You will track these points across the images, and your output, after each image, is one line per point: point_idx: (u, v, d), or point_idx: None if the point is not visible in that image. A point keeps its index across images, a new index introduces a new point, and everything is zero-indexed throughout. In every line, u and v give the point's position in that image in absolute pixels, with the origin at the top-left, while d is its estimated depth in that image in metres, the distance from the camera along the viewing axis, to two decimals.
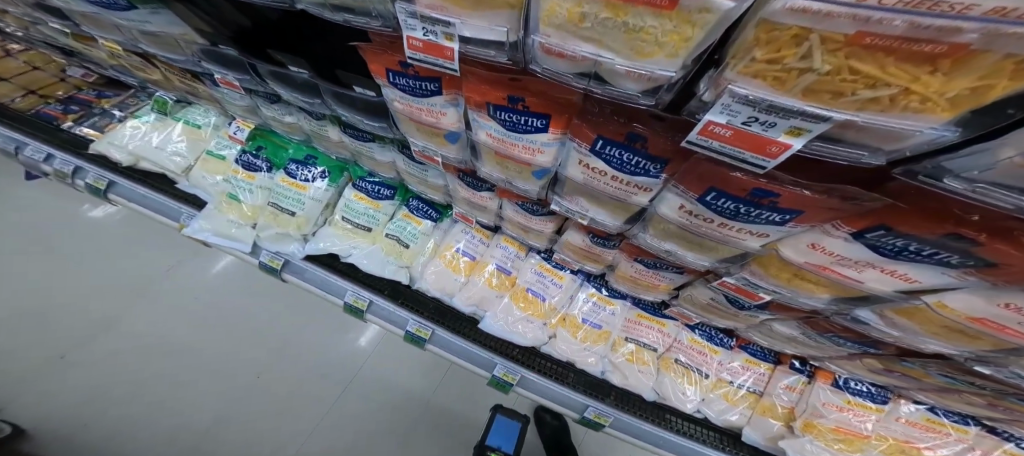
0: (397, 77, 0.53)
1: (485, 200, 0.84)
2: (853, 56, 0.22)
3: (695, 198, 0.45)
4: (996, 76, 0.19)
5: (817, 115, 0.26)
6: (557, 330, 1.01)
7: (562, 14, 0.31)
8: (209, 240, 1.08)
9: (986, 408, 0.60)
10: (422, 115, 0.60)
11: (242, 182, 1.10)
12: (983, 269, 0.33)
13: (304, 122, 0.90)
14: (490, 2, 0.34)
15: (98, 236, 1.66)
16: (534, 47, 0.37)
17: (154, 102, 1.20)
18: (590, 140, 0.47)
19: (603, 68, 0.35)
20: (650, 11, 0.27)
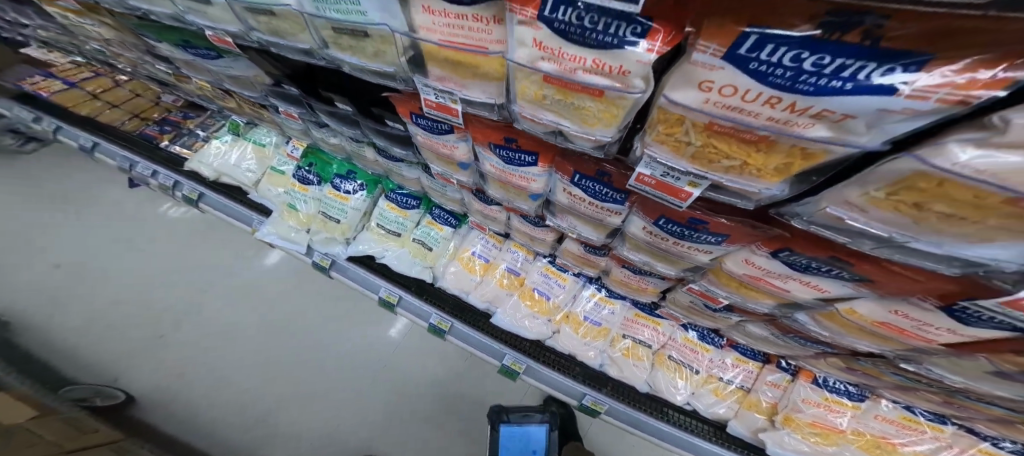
0: (419, 119, 0.68)
1: (495, 212, 0.97)
2: (711, 137, 0.33)
3: (651, 222, 0.56)
4: (792, 157, 0.30)
5: (701, 174, 0.37)
6: (561, 325, 1.13)
7: (530, 92, 0.43)
8: (274, 242, 1.31)
9: (945, 406, 0.66)
10: (439, 148, 0.74)
11: (298, 193, 1.30)
12: (866, 283, 0.42)
13: (346, 143, 1.08)
14: (483, 76, 0.48)
15: (178, 237, 1.97)
16: (514, 111, 0.49)
17: (229, 125, 1.43)
18: (570, 174, 0.59)
19: (563, 132, 0.47)
20: (588, 96, 0.39)
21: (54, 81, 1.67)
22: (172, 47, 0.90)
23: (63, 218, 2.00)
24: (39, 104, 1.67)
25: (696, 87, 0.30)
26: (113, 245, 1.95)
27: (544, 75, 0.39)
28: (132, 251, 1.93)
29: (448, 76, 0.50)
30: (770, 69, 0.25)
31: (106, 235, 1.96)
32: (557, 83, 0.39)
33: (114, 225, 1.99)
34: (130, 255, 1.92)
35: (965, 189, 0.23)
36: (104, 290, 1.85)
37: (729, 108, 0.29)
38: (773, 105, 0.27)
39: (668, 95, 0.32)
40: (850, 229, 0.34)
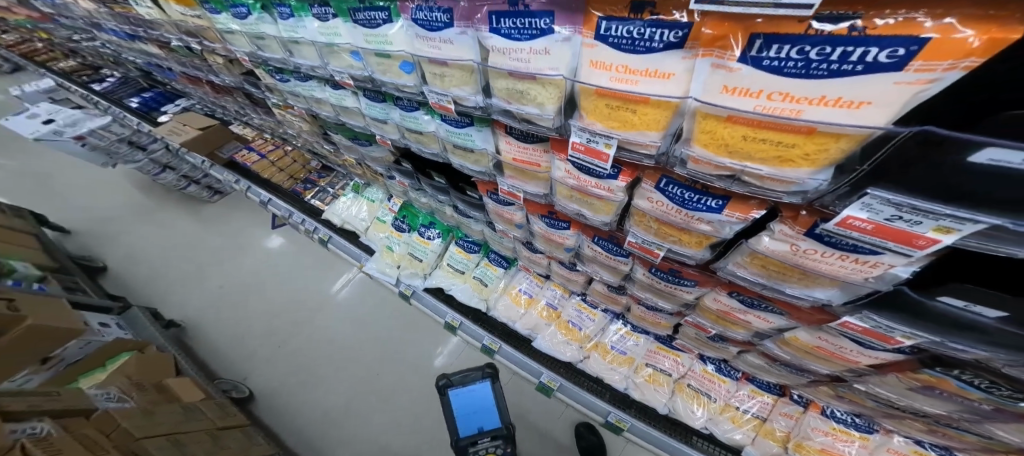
0: (493, 194, 0.99)
1: (538, 259, 1.21)
2: (661, 225, 0.62)
3: (646, 269, 0.81)
4: (703, 238, 0.58)
5: (661, 244, 0.65)
6: (591, 352, 1.35)
7: (564, 192, 0.73)
8: (374, 274, 1.74)
9: (937, 437, 0.77)
10: (501, 213, 1.01)
11: (395, 239, 1.75)
12: (788, 314, 0.67)
13: (434, 202, 1.44)
14: (538, 178, 0.78)
15: (298, 266, 2.60)
16: (554, 199, 0.78)
17: (353, 187, 1.99)
18: (592, 236, 0.85)
19: (582, 214, 0.74)
20: (594, 198, 0.67)
21: (252, 153, 2.42)
22: (346, 138, 1.41)
23: (225, 252, 2.76)
24: (237, 168, 2.44)
25: (647, 201, 0.59)
26: (256, 271, 2.62)
27: (570, 185, 0.68)
28: (266, 275, 2.59)
29: (515, 176, 0.82)
30: (675, 197, 0.54)
31: (252, 264, 2.66)
32: (577, 190, 0.68)
33: (258, 256, 2.70)
34: (264, 279, 2.56)
35: (779, 262, 0.53)
36: (247, 305, 2.48)
37: (663, 213, 0.58)
38: (682, 215, 0.56)
39: (635, 204, 0.62)
40: (749, 279, 0.60)
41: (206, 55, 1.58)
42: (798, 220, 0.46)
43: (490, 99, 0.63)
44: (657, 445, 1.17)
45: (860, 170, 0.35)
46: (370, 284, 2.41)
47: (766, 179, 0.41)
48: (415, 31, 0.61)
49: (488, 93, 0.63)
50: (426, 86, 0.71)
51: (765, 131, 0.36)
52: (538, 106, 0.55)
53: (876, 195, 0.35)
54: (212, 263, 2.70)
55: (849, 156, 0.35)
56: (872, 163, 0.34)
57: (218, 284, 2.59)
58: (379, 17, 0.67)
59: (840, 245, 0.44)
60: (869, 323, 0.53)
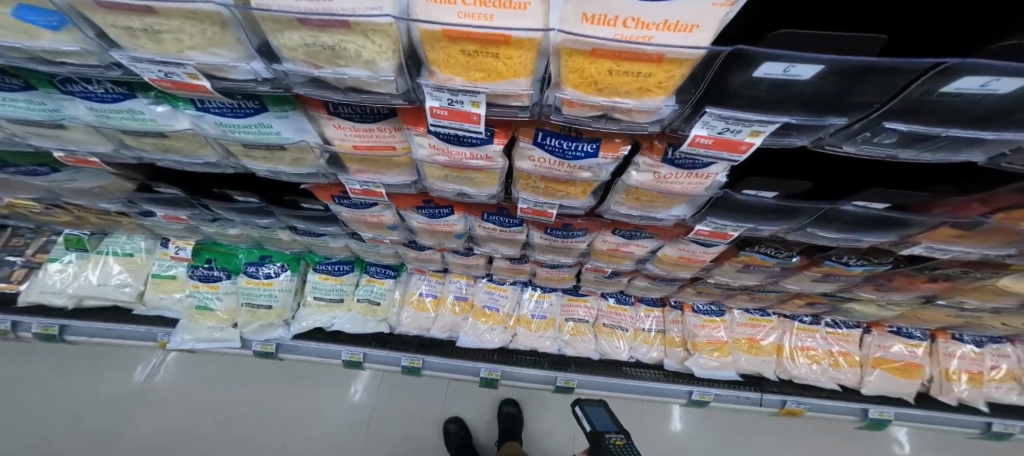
0: (344, 200, 0.70)
1: (430, 254, 1.06)
2: (545, 182, 0.59)
3: (541, 232, 0.81)
4: (585, 185, 0.59)
5: (550, 202, 0.63)
6: (516, 328, 1.34)
7: (434, 173, 0.59)
8: (196, 348, 1.06)
9: (756, 298, 1.10)
10: (367, 219, 0.77)
11: (205, 293, 1.11)
12: (659, 235, 0.78)
13: (251, 231, 0.89)
14: (396, 164, 0.59)
15: (30, 386, 1.53)
16: (425, 184, 0.63)
17: (64, 242, 1.06)
18: (481, 214, 0.77)
19: (463, 192, 0.64)
20: (472, 172, 0.58)
21: None
22: None
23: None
24: None
25: (528, 159, 0.54)
26: None
27: (439, 164, 0.57)
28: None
29: (365, 169, 0.60)
30: (555, 150, 0.51)
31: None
32: (449, 167, 0.57)
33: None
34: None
35: (646, 190, 0.58)
36: None
37: (544, 169, 0.56)
38: (561, 165, 0.54)
39: (516, 166, 0.57)
40: (626, 212, 0.65)
41: None
42: (654, 149, 0.50)
43: (281, 64, 0.38)
44: (602, 387, 1.29)
45: (694, 94, 0.38)
46: (197, 356, 1.66)
47: (632, 112, 0.41)
48: None
49: (271, 57, 0.37)
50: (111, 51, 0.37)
51: (626, 63, 0.34)
52: (367, 64, 0.37)
53: (713, 112, 0.38)
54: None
55: (686, 83, 0.37)
56: (703, 87, 0.36)
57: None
58: None
59: (685, 164, 0.50)
60: (713, 226, 0.65)
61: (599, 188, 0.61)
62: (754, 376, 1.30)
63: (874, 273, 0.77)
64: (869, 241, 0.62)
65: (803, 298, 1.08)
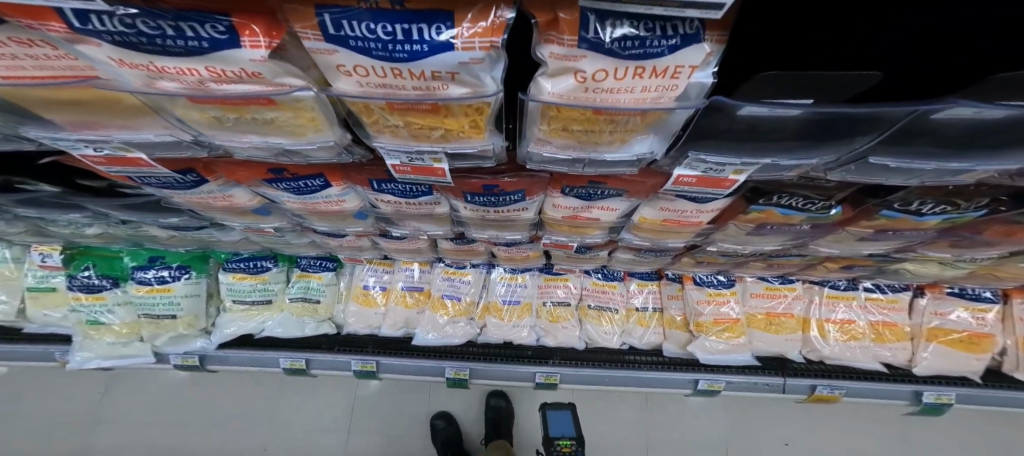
0: (142, 179, 0.45)
1: (355, 242, 0.84)
2: (402, 115, 0.34)
3: (462, 200, 0.58)
4: (471, 114, 0.34)
5: (430, 150, 0.39)
6: (485, 319, 1.19)
7: (199, 118, 0.31)
8: (104, 366, 0.92)
9: (770, 267, 0.87)
10: (212, 203, 0.53)
11: (91, 306, 0.89)
12: (626, 193, 0.54)
13: (111, 229, 0.69)
14: (132, 110, 0.30)
15: (17, 405, 1.55)
16: (217, 142, 0.34)
17: None
18: (368, 183, 0.53)
19: (289, 148, 0.37)
20: (260, 108, 0.30)
21: None
22: None
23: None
24: None
25: (338, 72, 0.28)
26: None
27: (186, 99, 0.28)
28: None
29: (77, 122, 0.31)
30: (371, 45, 0.25)
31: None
32: (211, 103, 0.28)
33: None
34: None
35: (574, 110, 0.33)
36: None
37: (383, 89, 0.30)
38: (401, 76, 0.29)
39: (329, 93, 0.30)
40: (561, 155, 0.41)
41: None
42: (561, 25, 0.25)
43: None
44: (592, 382, 1.13)
45: None
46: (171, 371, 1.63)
47: None
48: None
49: None
50: None
51: None
52: None
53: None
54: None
55: None
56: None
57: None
58: None
59: (625, 52, 0.27)
60: (699, 169, 0.41)
61: (503, 118, 0.37)
62: (775, 359, 1.07)
63: (958, 224, 0.51)
64: (973, 173, 0.36)
65: (838, 261, 0.82)
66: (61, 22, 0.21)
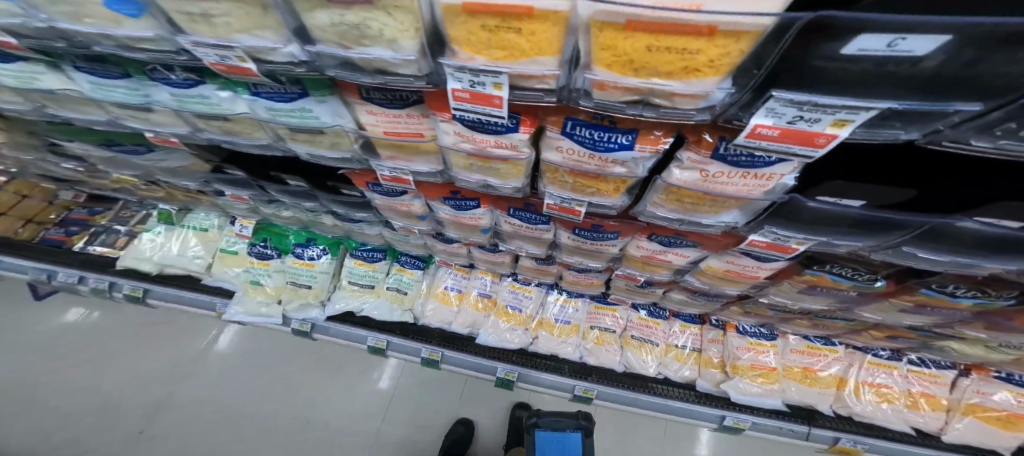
0: (377, 187, 0.76)
1: (458, 249, 1.07)
2: (577, 177, 0.55)
3: (569, 231, 0.77)
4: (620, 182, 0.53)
5: (581, 200, 0.59)
6: (538, 331, 1.34)
7: (461, 162, 0.59)
8: (242, 321, 1.18)
9: (814, 327, 0.97)
10: (399, 207, 0.82)
11: (258, 269, 1.21)
12: (703, 244, 0.69)
13: (300, 214, 1.04)
14: (426, 153, 0.61)
15: (122, 337, 1.79)
16: (454, 174, 0.63)
17: (159, 215, 1.23)
18: (507, 208, 0.76)
19: (491, 185, 0.63)
20: (499, 162, 0.57)
21: None
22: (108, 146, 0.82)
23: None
24: None
25: (558, 152, 0.51)
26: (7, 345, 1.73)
27: (464, 153, 0.56)
28: (64, 365, 1.71)
29: (394, 156, 0.62)
30: (585, 140, 0.47)
31: (26, 357, 1.72)
32: (474, 156, 0.56)
33: (34, 343, 1.75)
34: (63, 370, 1.70)
35: (691, 190, 0.50)
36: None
37: (578, 163, 0.51)
38: (594, 158, 0.49)
39: (546, 159, 0.53)
40: (668, 216, 0.58)
41: None
42: (703, 144, 0.42)
43: (314, 46, 0.39)
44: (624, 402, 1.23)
45: (757, 73, 0.31)
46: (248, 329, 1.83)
47: (675, 96, 0.35)
48: None
49: (305, 37, 0.39)
50: (117, 32, 0.43)
51: (667, 36, 0.29)
52: (390, 44, 0.37)
53: (781, 98, 0.31)
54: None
55: (745, 61, 0.31)
56: (768, 65, 0.30)
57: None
58: None
59: (740, 162, 0.43)
60: (771, 236, 0.55)
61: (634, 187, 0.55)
62: (803, 408, 1.12)
63: (988, 309, 0.61)
64: (984, 267, 0.49)
65: (882, 329, 0.91)
66: (449, 116, 0.50)
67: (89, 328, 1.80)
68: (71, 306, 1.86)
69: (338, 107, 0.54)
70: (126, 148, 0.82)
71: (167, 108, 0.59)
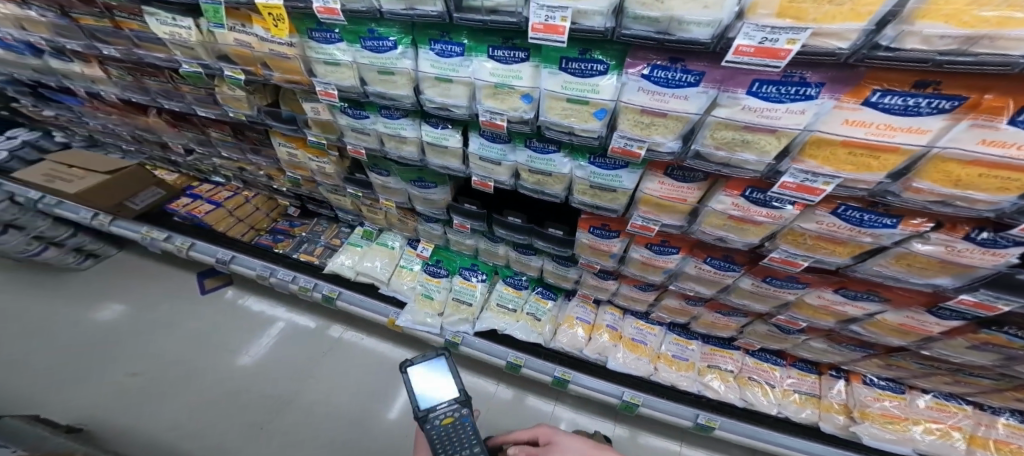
0: (596, 229, 1.04)
1: (609, 285, 1.36)
2: (818, 240, 0.73)
3: (760, 279, 0.94)
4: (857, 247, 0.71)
5: (809, 257, 0.77)
6: (658, 364, 1.46)
7: (717, 221, 0.80)
8: (410, 327, 1.56)
9: (951, 383, 1.09)
10: (599, 246, 1.09)
11: (431, 285, 1.61)
12: (888, 301, 0.86)
13: (482, 244, 1.43)
14: (680, 212, 0.84)
15: (254, 328, 1.97)
16: (695, 229, 0.85)
17: (363, 233, 1.77)
18: (704, 258, 0.99)
19: (729, 239, 0.82)
20: (757, 227, 0.77)
21: (200, 202, 1.77)
22: (392, 177, 1.13)
23: (128, 326, 1.93)
24: (173, 225, 1.75)
25: (817, 222, 0.69)
26: (123, 314, 1.98)
27: (730, 217, 0.77)
28: (203, 348, 1.88)
29: (651, 210, 0.86)
30: (853, 219, 0.65)
31: (175, 336, 1.92)
32: (738, 219, 0.76)
33: (183, 325, 1.96)
34: (202, 352, 1.86)
35: (922, 257, 0.67)
36: (103, 355, 1.81)
37: (830, 231, 0.70)
38: (849, 230, 0.67)
39: (800, 224, 0.71)
40: (882, 275, 0.75)
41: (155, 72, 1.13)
42: (957, 231, 0.60)
43: (693, 145, 0.63)
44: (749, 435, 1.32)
45: None
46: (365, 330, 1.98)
47: (978, 202, 0.52)
48: (562, 78, 0.62)
49: (690, 138, 0.63)
50: (540, 119, 0.71)
51: (1001, 171, 0.47)
52: (760, 153, 0.59)
53: None
54: (101, 349, 1.84)
55: None
56: None
57: (123, 372, 1.76)
58: (594, 67, 0.59)
59: (989, 243, 0.58)
60: (979, 296, 0.68)
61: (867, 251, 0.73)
62: None
63: None
64: None
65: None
66: (740, 190, 0.70)
67: (227, 318, 2.01)
68: (214, 296, 2.09)
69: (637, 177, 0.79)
70: (422, 184, 1.10)
71: (501, 162, 0.87)
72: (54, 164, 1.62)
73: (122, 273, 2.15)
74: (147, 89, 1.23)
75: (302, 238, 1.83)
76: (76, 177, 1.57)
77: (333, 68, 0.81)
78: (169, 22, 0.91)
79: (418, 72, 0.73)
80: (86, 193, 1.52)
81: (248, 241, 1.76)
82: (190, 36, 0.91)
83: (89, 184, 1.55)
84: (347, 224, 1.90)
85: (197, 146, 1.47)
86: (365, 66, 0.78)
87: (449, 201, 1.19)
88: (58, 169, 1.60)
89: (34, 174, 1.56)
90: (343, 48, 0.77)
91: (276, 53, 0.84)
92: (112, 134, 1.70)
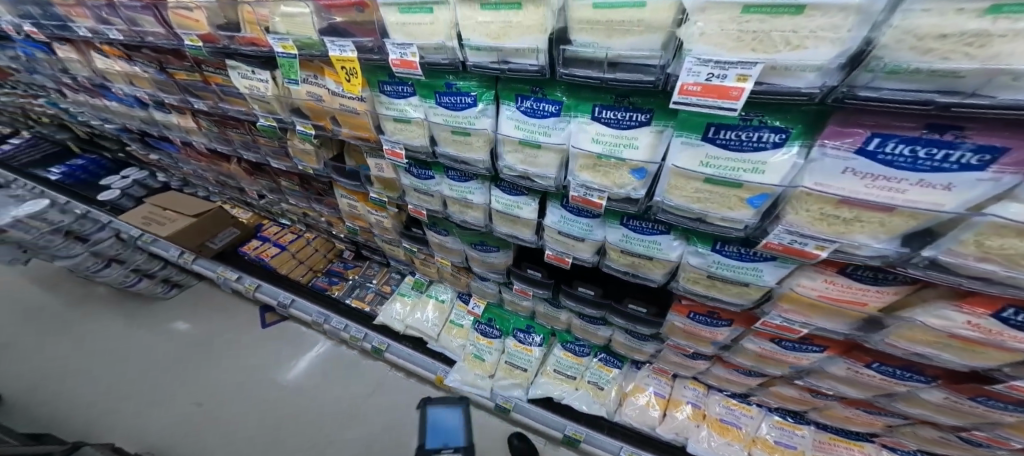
0: (698, 315, 0.85)
1: (699, 364, 1.09)
2: None
3: (966, 397, 0.66)
4: None
5: None
6: (755, 451, 1.13)
7: (918, 337, 0.55)
8: (459, 388, 1.46)
9: None
10: (700, 332, 0.89)
11: (482, 345, 1.49)
12: None
13: (543, 307, 1.27)
14: (847, 314, 0.59)
15: (305, 365, 1.91)
16: (876, 341, 0.60)
17: (413, 283, 1.68)
18: (867, 362, 0.73)
19: (940, 362, 0.56)
20: (1004, 355, 0.50)
21: (268, 244, 1.87)
22: (450, 237, 1.12)
23: (197, 355, 1.99)
24: (246, 264, 1.87)
25: None
26: (177, 339, 2.06)
27: (951, 336, 0.51)
28: (258, 384, 1.87)
29: (792, 310, 0.64)
30: None
31: (236, 369, 1.93)
32: (974, 343, 0.50)
33: (243, 357, 1.97)
34: (253, 384, 1.86)
35: None
36: (157, 382, 1.89)
37: None
38: None
39: None
40: None
41: (234, 129, 1.16)
42: None
43: (934, 255, 0.40)
44: None
45: None
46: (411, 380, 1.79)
47: None
48: (704, 151, 0.43)
49: (928, 245, 0.40)
50: (659, 201, 0.53)
51: None
52: None
53: None
54: (167, 376, 1.91)
55: None
56: None
57: (185, 402, 1.80)
58: (765, 138, 0.40)
59: None
60: None
61: None
62: None
63: None
64: None
65: None
66: (989, 310, 0.46)
67: (281, 352, 1.98)
68: (272, 329, 2.09)
69: (778, 269, 0.58)
70: (485, 248, 1.07)
71: (586, 238, 0.75)
72: (152, 204, 1.79)
73: (197, 300, 2.26)
74: (222, 139, 1.25)
75: (354, 281, 1.88)
76: (167, 220, 1.71)
77: (402, 125, 0.72)
78: (247, 74, 0.87)
79: (497, 134, 0.60)
80: (180, 233, 1.68)
81: (306, 283, 1.85)
82: (263, 89, 0.87)
83: (177, 226, 1.69)
84: (397, 270, 1.90)
85: (267, 191, 1.53)
86: (438, 126, 0.68)
87: (512, 265, 1.11)
88: (153, 211, 1.75)
89: (138, 213, 1.74)
90: (413, 103, 0.67)
91: (345, 107, 0.77)
92: (201, 177, 1.85)
